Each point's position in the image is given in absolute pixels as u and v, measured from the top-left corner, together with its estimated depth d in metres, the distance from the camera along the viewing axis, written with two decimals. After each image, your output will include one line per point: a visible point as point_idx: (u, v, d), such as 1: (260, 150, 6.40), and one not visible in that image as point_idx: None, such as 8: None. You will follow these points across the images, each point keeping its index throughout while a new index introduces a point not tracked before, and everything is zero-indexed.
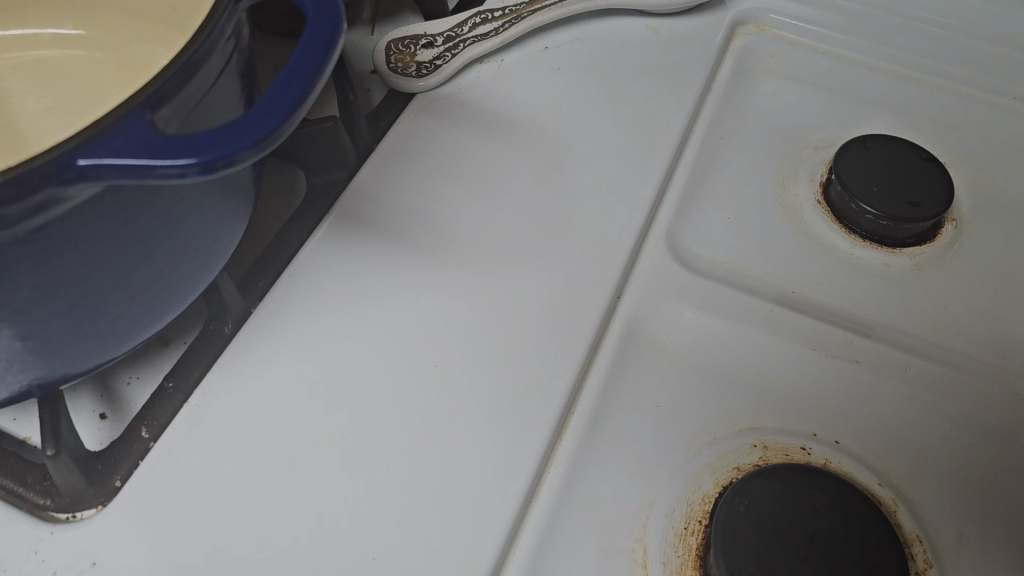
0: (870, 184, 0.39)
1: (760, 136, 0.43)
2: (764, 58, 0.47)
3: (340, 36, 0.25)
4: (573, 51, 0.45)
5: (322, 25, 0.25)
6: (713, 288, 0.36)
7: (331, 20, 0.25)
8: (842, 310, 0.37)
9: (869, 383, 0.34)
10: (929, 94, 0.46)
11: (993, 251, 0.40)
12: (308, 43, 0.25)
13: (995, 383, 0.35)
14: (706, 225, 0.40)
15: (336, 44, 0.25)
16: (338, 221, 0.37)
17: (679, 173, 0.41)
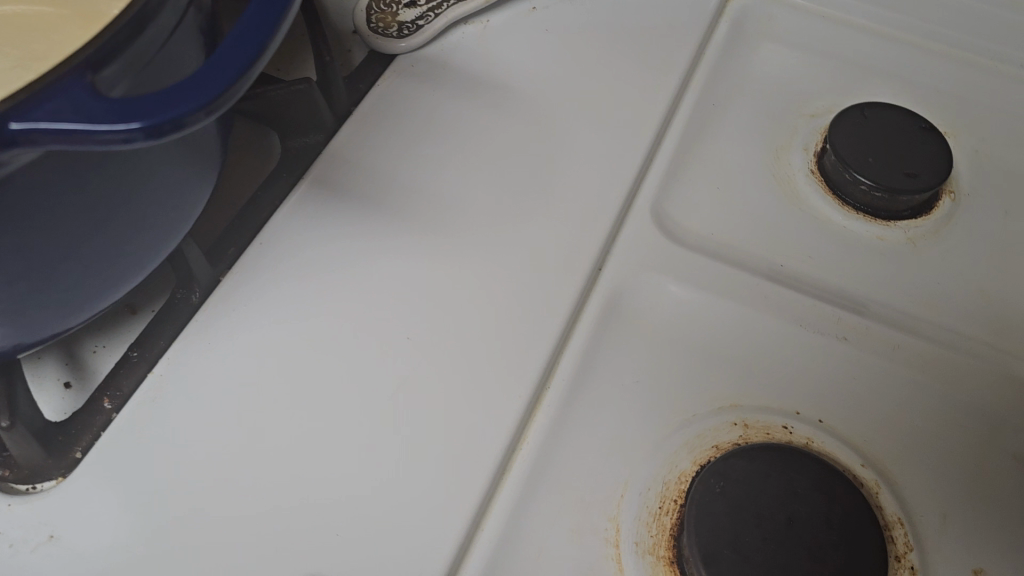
0: (865, 153, 0.38)
1: (754, 103, 0.42)
2: (763, 20, 0.45)
3: None
4: (563, 12, 0.43)
5: None
6: (699, 261, 0.35)
7: None
8: (832, 285, 0.36)
9: (856, 360, 0.33)
10: (933, 59, 0.44)
11: (993, 225, 0.38)
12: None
13: (987, 362, 0.34)
14: (694, 194, 0.38)
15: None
16: (312, 187, 0.36)
17: (669, 140, 0.39)
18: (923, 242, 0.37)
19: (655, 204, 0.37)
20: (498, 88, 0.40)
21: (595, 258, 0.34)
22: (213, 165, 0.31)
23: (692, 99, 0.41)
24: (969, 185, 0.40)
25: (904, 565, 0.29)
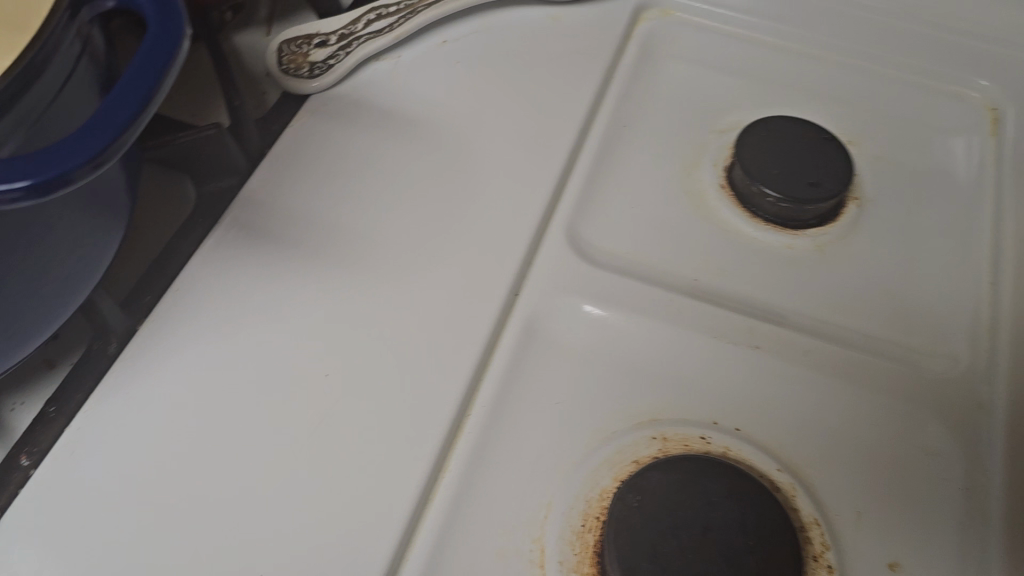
0: (772, 166, 0.39)
1: (664, 122, 0.43)
2: (669, 42, 0.47)
3: (184, 39, 0.25)
4: (473, 44, 0.44)
5: (164, 29, 0.24)
6: (613, 281, 0.36)
7: (173, 24, 0.24)
8: (744, 295, 0.37)
9: (770, 368, 0.34)
10: (832, 73, 0.46)
11: (896, 229, 0.40)
12: (149, 50, 0.24)
13: (893, 361, 0.35)
14: (609, 214, 0.39)
15: (179, 49, 0.24)
16: (227, 231, 0.36)
17: (582, 164, 0.40)
18: (831, 249, 0.39)
19: (570, 227, 0.38)
20: (412, 122, 0.40)
21: (510, 284, 0.35)
22: (121, 214, 0.31)
23: (603, 121, 0.42)
24: (872, 191, 0.41)
25: (821, 565, 0.30)
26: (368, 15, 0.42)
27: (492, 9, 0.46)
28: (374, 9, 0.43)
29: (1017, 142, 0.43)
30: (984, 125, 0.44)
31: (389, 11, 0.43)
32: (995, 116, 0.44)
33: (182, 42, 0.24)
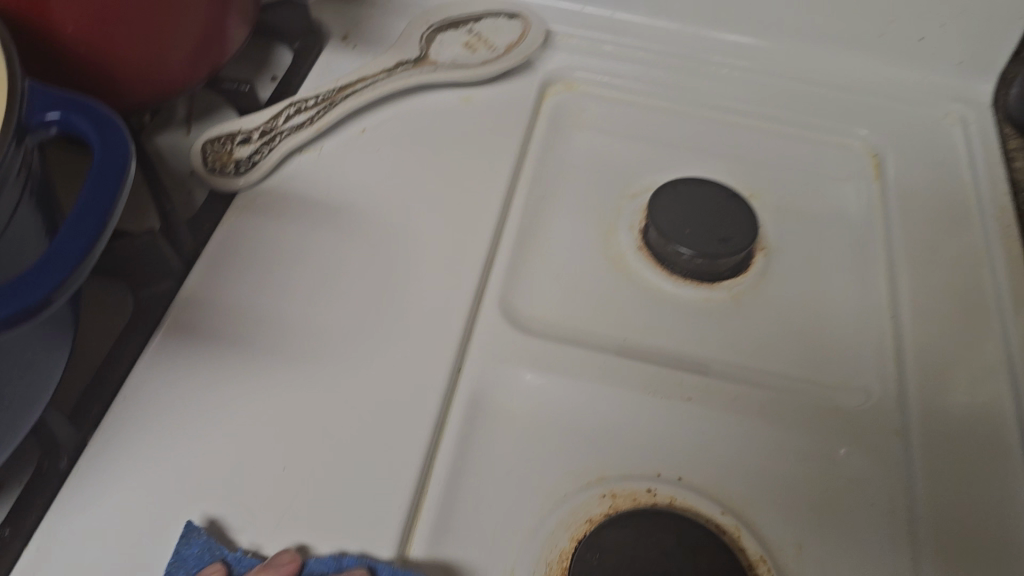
0: (684, 226, 0.42)
1: (580, 190, 0.46)
2: (576, 113, 0.49)
3: (131, 161, 0.26)
4: (391, 130, 0.46)
5: (111, 154, 0.26)
6: (549, 348, 0.38)
7: (119, 147, 0.26)
8: (672, 350, 0.39)
9: (704, 417, 0.36)
10: (728, 132, 0.49)
11: (801, 274, 0.43)
12: (99, 175, 0.25)
13: (814, 399, 0.38)
14: (538, 284, 0.41)
15: (128, 170, 0.26)
16: (169, 334, 0.36)
17: (507, 238, 0.42)
18: (746, 298, 0.42)
19: (503, 300, 0.40)
20: (341, 211, 0.42)
21: (452, 360, 0.37)
22: (67, 330, 0.31)
23: (523, 195, 0.44)
24: (776, 241, 0.44)
25: None
26: (288, 110, 0.44)
27: (406, 94, 0.48)
28: (293, 104, 0.44)
29: (899, 184, 0.47)
30: (868, 171, 0.48)
31: (308, 105, 0.45)
32: (877, 162, 0.48)
33: (128, 164, 0.26)
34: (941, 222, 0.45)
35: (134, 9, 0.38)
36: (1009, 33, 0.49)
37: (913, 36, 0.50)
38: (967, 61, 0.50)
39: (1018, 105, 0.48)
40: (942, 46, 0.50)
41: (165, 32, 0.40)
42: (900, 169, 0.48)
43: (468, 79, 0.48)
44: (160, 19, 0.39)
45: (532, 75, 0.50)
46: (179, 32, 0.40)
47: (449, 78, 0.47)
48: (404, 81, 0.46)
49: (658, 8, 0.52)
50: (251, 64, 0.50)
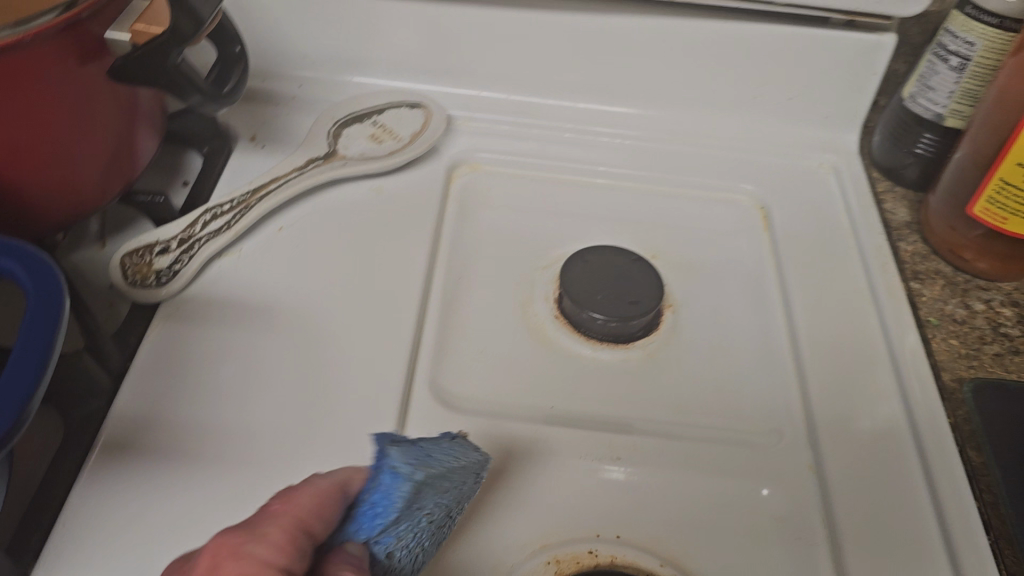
0: (596, 292, 0.45)
1: (494, 267, 0.48)
2: (483, 193, 0.52)
3: (65, 306, 0.27)
4: (306, 227, 0.47)
5: (45, 301, 0.27)
6: (482, 424, 0.40)
7: (52, 294, 0.27)
8: (596, 412, 0.41)
9: (633, 473, 0.39)
10: (626, 198, 0.52)
11: (707, 327, 0.46)
12: (34, 324, 0.26)
13: (733, 444, 0.40)
14: (464, 362, 0.43)
15: (62, 316, 0.27)
16: (104, 453, 0.36)
17: (429, 320, 0.44)
18: (660, 355, 0.44)
19: (432, 381, 0.41)
20: (264, 311, 0.43)
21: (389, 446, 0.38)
22: None
23: (441, 277, 0.46)
24: (681, 298, 0.47)
25: None
26: (204, 216, 0.45)
27: (318, 189, 0.49)
28: (209, 210, 0.45)
29: (786, 232, 0.50)
30: (757, 223, 0.52)
31: (223, 210, 0.46)
32: (765, 214, 0.52)
33: (63, 309, 0.27)
34: (827, 264, 0.49)
35: (40, 142, 0.39)
36: (865, 88, 0.54)
37: (782, 96, 0.55)
38: (832, 115, 0.55)
39: (882, 154, 0.53)
40: (809, 103, 0.55)
41: (72, 162, 0.41)
42: (785, 219, 0.51)
43: (376, 171, 0.50)
44: (65, 151, 0.40)
45: (437, 161, 0.52)
46: (87, 160, 0.41)
47: (358, 171, 0.49)
48: (315, 177, 0.48)
49: (549, 88, 0.56)
50: (161, 171, 0.50)
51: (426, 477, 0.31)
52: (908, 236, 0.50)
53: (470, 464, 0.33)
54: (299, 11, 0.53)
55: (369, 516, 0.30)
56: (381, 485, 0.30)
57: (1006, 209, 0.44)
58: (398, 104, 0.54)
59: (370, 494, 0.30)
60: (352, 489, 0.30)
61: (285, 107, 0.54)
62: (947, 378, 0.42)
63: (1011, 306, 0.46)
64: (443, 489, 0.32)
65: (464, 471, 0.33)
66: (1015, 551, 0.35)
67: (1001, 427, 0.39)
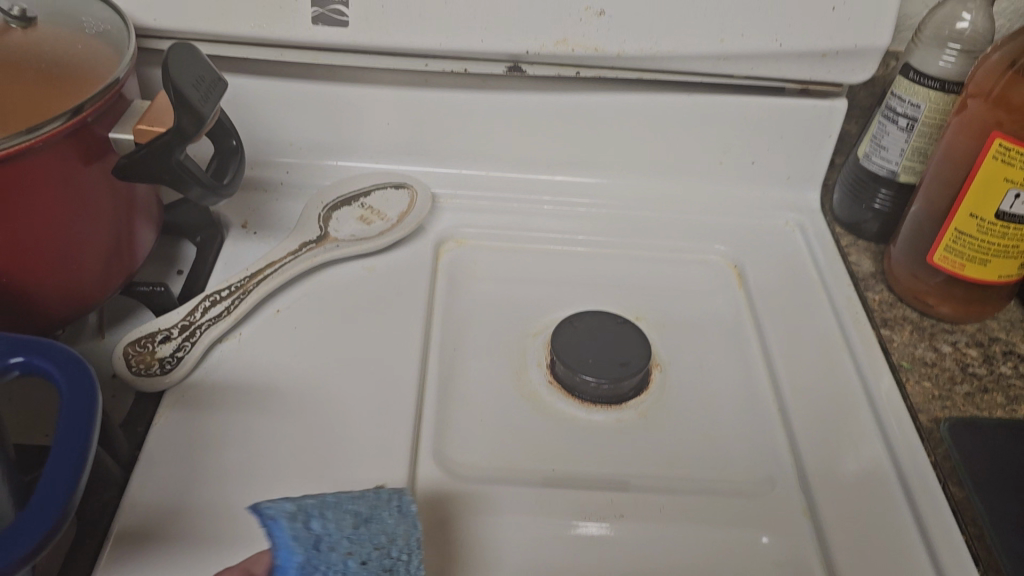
0: (586, 356, 0.47)
1: (486, 338, 0.50)
2: (470, 266, 0.54)
3: (97, 405, 0.28)
4: (303, 309, 0.49)
5: (78, 401, 0.28)
6: (487, 491, 0.41)
7: (85, 394, 0.28)
8: (596, 472, 0.43)
9: (638, 527, 0.40)
10: (606, 264, 0.55)
11: (694, 384, 0.48)
12: (69, 424, 0.27)
13: (730, 495, 0.42)
14: (464, 431, 0.44)
15: (94, 415, 0.28)
16: (118, 541, 0.37)
17: (428, 392, 0.45)
18: (652, 413, 0.46)
19: (436, 451, 0.43)
20: (267, 393, 0.44)
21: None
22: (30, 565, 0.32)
23: (436, 350, 0.48)
24: (666, 357, 0.49)
25: None
26: (203, 303, 0.46)
27: (311, 272, 0.51)
28: (208, 296, 0.47)
29: (760, 288, 0.53)
30: (732, 281, 0.54)
31: (221, 295, 0.47)
32: (738, 272, 0.55)
33: (94, 408, 0.28)
34: (801, 316, 0.51)
35: (43, 240, 0.40)
36: (822, 149, 0.57)
37: (746, 160, 0.58)
38: (793, 175, 0.58)
39: (843, 210, 0.57)
40: (771, 166, 0.58)
41: (75, 259, 0.42)
42: (759, 275, 0.54)
43: (366, 251, 0.52)
44: (68, 248, 0.41)
45: (424, 238, 0.54)
46: (88, 256, 0.42)
47: (349, 252, 0.51)
48: (309, 260, 0.50)
49: (525, 163, 0.58)
50: (159, 261, 0.52)
51: (300, 508, 0.31)
52: (875, 285, 0.53)
53: (371, 497, 0.34)
54: (284, 101, 0.55)
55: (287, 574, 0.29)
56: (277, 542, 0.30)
57: (963, 256, 0.47)
58: (383, 186, 0.56)
59: (276, 559, 0.30)
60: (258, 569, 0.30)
61: (272, 193, 0.56)
62: (924, 419, 0.45)
63: (976, 346, 0.49)
64: (345, 522, 0.32)
65: (365, 501, 0.33)
66: None
67: (978, 461, 0.42)
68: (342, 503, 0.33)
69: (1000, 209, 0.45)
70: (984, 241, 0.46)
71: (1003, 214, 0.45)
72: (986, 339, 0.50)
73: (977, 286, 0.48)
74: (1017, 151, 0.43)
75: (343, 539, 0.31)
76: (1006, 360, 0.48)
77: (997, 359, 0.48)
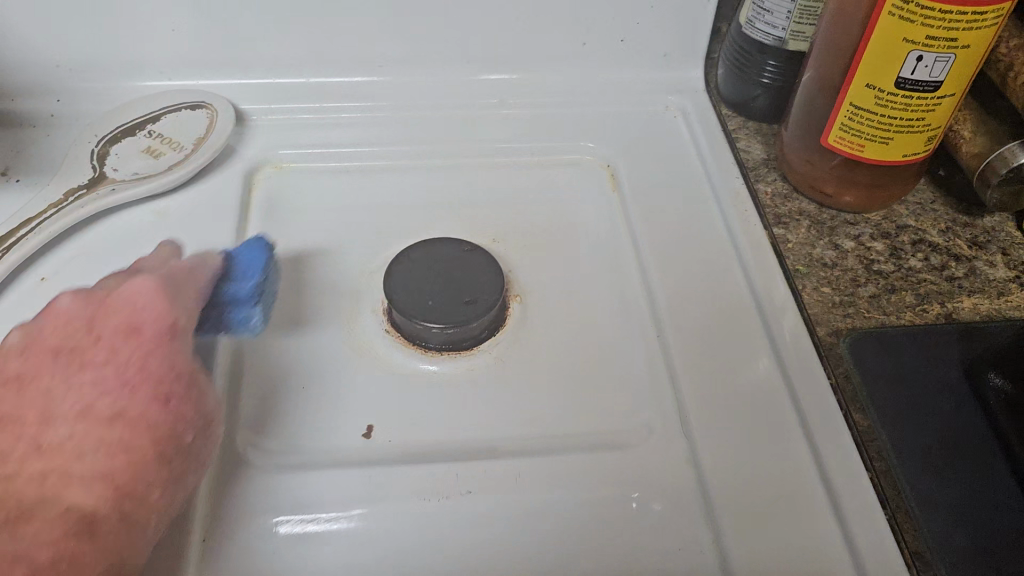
0: (425, 297, 0.39)
1: (312, 279, 0.41)
2: (293, 195, 0.45)
3: None
4: (75, 272, 0.39)
5: None
6: (307, 481, 0.34)
7: None
8: (438, 441, 0.36)
9: (486, 511, 0.33)
10: (457, 174, 0.46)
11: (561, 312, 0.41)
12: None
13: (600, 444, 0.36)
14: (277, 394, 0.37)
15: None
16: None
17: (235, 365, 0.37)
18: (512, 357, 0.39)
19: (238, 441, 0.35)
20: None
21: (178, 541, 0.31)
22: None
23: None
24: (524, 283, 0.42)
25: None
26: None
27: (88, 223, 0.41)
28: None
29: (635, 190, 0.45)
30: (604, 183, 0.46)
31: None
32: (612, 173, 0.47)
33: None
34: (684, 221, 0.44)
35: None
36: (701, 17, 0.49)
37: (614, 37, 0.49)
38: (671, 52, 0.50)
39: (729, 88, 0.49)
40: (644, 42, 0.50)
41: None
42: (638, 171, 0.46)
43: (155, 191, 0.42)
44: None
45: (231, 167, 0.45)
46: None
47: (132, 192, 0.41)
48: (80, 209, 0.40)
49: (359, 68, 0.49)
50: None
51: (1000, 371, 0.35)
52: (766, 175, 0.46)
53: (992, 386, 0.34)
54: (25, 16, 0.43)
55: (997, 396, 0.34)
56: (909, 423, 0.34)
57: (863, 135, 0.40)
58: (177, 108, 0.46)
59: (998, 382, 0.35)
60: (896, 355, 0.36)
61: (31, 128, 0.45)
62: (823, 334, 0.38)
63: (882, 239, 0.43)
64: (980, 385, 0.35)
65: (987, 380, 0.35)
66: (914, 525, 0.31)
67: (884, 380, 0.36)
68: (993, 371, 0.35)
69: (899, 77, 0.37)
70: (884, 116, 0.39)
71: (904, 82, 0.37)
72: (893, 229, 0.43)
73: (880, 168, 0.41)
74: (917, 3, 0.35)
75: (981, 383, 0.35)
76: (915, 252, 0.42)
77: (905, 251, 0.42)
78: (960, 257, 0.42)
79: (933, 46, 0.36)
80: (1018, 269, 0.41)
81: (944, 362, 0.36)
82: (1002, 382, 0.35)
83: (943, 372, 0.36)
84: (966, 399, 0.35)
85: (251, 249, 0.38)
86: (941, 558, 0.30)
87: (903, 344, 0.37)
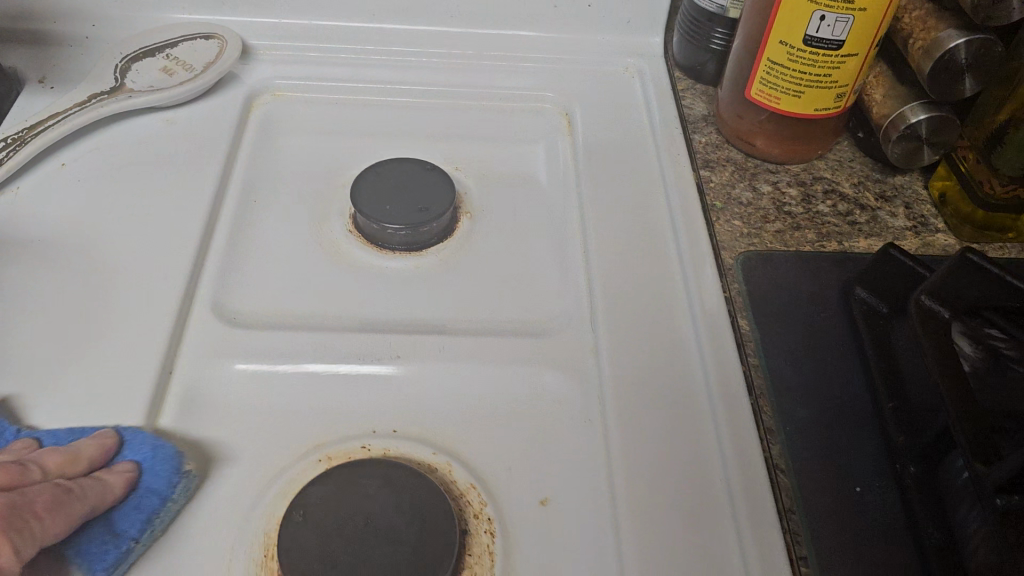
0: (385, 203, 0.45)
1: (292, 186, 0.48)
2: (286, 120, 0.51)
3: None
4: (90, 162, 0.46)
5: None
6: (262, 334, 0.39)
7: None
8: (379, 316, 0.42)
9: (412, 373, 0.39)
10: (430, 113, 0.53)
11: (503, 229, 0.47)
12: None
13: (518, 331, 0.41)
14: (249, 271, 0.43)
15: None
16: None
17: (216, 244, 0.43)
18: (455, 260, 0.45)
19: (210, 302, 0.41)
20: (30, 247, 0.41)
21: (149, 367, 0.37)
22: None
23: (231, 201, 0.46)
24: (475, 203, 0.48)
25: (482, 519, 0.34)
26: None
27: (105, 125, 0.48)
28: None
29: (586, 133, 0.51)
30: (561, 129, 0.52)
31: None
32: (568, 120, 0.53)
33: None
34: (625, 159, 0.49)
35: None
36: None
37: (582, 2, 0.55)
38: (634, 20, 0.56)
39: (682, 54, 0.55)
40: (609, 8, 0.56)
41: None
42: (592, 118, 0.52)
43: (164, 102, 0.49)
44: None
45: (234, 90, 0.52)
46: None
47: (144, 102, 0.48)
48: (100, 111, 0.47)
49: (355, 15, 0.55)
50: None
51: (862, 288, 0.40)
52: (704, 128, 0.52)
53: (855, 301, 0.39)
54: None
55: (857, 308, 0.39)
56: (781, 326, 0.39)
57: (779, 87, 0.45)
58: (192, 37, 0.53)
59: (860, 297, 0.39)
60: (779, 276, 0.42)
61: (67, 50, 0.53)
62: (726, 256, 0.43)
63: (797, 187, 0.48)
64: (845, 301, 0.40)
65: (852, 296, 0.40)
66: (769, 404, 0.36)
67: (767, 294, 0.41)
68: (857, 288, 0.40)
69: (807, 34, 0.42)
70: (795, 69, 0.44)
71: (811, 39, 0.42)
72: (809, 179, 0.49)
73: (796, 121, 0.47)
74: None
75: (847, 299, 0.40)
76: (825, 199, 0.47)
77: (816, 198, 0.47)
78: (865, 207, 0.47)
79: (833, 7, 0.40)
80: (915, 220, 0.46)
81: (820, 284, 0.41)
82: (861, 297, 0.39)
83: (817, 292, 0.41)
84: (833, 313, 0.40)
85: (159, 465, 0.33)
86: (786, 429, 0.35)
87: (788, 268, 0.42)
